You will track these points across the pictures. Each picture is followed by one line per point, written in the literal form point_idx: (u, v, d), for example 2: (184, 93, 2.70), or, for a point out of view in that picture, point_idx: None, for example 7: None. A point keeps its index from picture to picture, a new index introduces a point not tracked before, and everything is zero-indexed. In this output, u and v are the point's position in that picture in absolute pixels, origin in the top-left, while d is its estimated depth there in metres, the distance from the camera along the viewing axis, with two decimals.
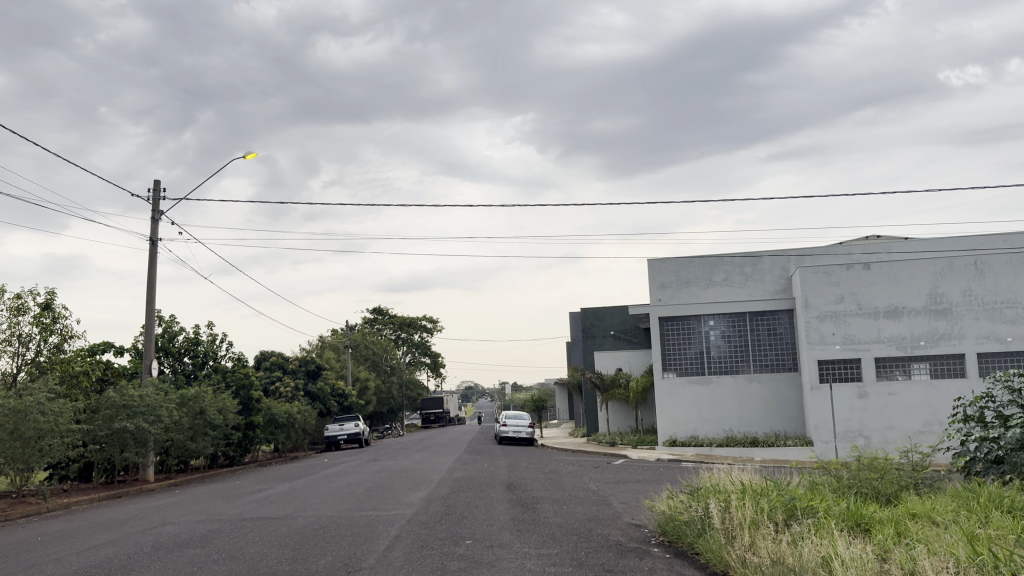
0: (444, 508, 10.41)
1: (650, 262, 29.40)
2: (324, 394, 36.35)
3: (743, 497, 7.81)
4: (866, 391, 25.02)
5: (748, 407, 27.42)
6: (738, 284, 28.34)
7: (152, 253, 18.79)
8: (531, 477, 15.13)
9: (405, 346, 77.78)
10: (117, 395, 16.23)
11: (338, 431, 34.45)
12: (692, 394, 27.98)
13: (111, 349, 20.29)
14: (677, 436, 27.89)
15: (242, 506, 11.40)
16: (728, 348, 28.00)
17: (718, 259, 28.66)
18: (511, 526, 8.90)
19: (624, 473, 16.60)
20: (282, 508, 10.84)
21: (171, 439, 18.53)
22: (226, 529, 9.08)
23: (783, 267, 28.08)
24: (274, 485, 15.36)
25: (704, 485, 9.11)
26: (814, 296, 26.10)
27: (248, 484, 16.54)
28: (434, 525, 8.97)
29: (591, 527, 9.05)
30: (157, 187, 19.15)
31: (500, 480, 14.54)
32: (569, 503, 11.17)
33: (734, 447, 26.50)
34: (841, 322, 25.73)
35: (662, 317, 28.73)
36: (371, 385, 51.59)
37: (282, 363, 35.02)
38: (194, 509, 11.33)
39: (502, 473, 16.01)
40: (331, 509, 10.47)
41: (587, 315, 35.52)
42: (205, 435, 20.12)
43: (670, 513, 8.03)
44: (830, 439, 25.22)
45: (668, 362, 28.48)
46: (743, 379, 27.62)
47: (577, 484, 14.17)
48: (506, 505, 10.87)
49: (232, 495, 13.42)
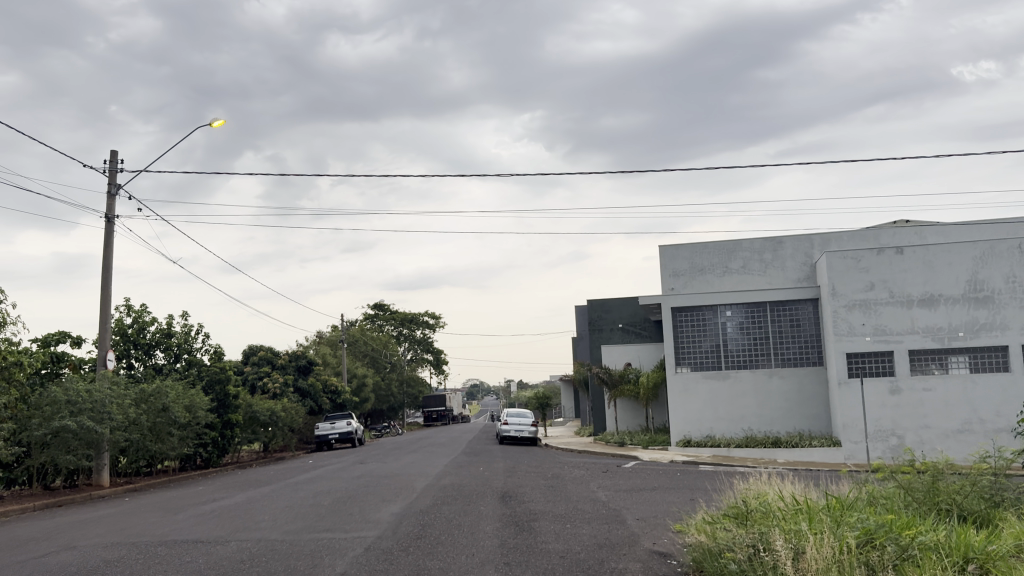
0: (419, 528, 8.38)
1: (661, 247, 27.42)
2: (315, 391, 34.36)
3: (815, 526, 5.78)
4: (898, 388, 22.87)
5: (770, 405, 25.32)
6: (757, 272, 26.35)
7: (109, 231, 16.79)
8: (532, 485, 13.03)
9: (407, 342, 75.73)
10: (58, 391, 14.32)
11: (329, 430, 32.42)
12: (707, 390, 25.85)
13: (66, 340, 18.29)
14: (691, 436, 25.83)
15: (178, 522, 9.38)
16: (746, 341, 25.86)
17: (735, 245, 26.74)
18: (498, 559, 6.84)
19: (638, 479, 14.56)
20: (222, 526, 8.79)
21: (129, 440, 16.59)
22: (133, 561, 7.04)
23: (806, 253, 26.03)
24: (237, 492, 13.36)
25: (753, 508, 6.97)
26: (842, 284, 23.93)
27: (212, 490, 14.49)
28: (398, 557, 6.89)
29: (602, 559, 6.95)
30: (115, 157, 17.12)
31: (496, 488, 12.44)
32: (572, 521, 9.13)
33: (755, 448, 24.39)
34: (872, 312, 23.54)
35: (674, 308, 26.49)
36: (368, 382, 49.58)
37: (270, 358, 33.22)
38: (117, 527, 9.21)
39: (496, 480, 13.95)
40: (278, 529, 8.45)
41: (594, 307, 33.50)
42: (171, 435, 18.16)
43: (717, 549, 5.95)
44: (861, 440, 23.09)
45: (682, 356, 26.29)
46: (763, 373, 25.50)
47: (584, 494, 12.06)
48: (496, 524, 8.80)
49: (182, 506, 11.43)
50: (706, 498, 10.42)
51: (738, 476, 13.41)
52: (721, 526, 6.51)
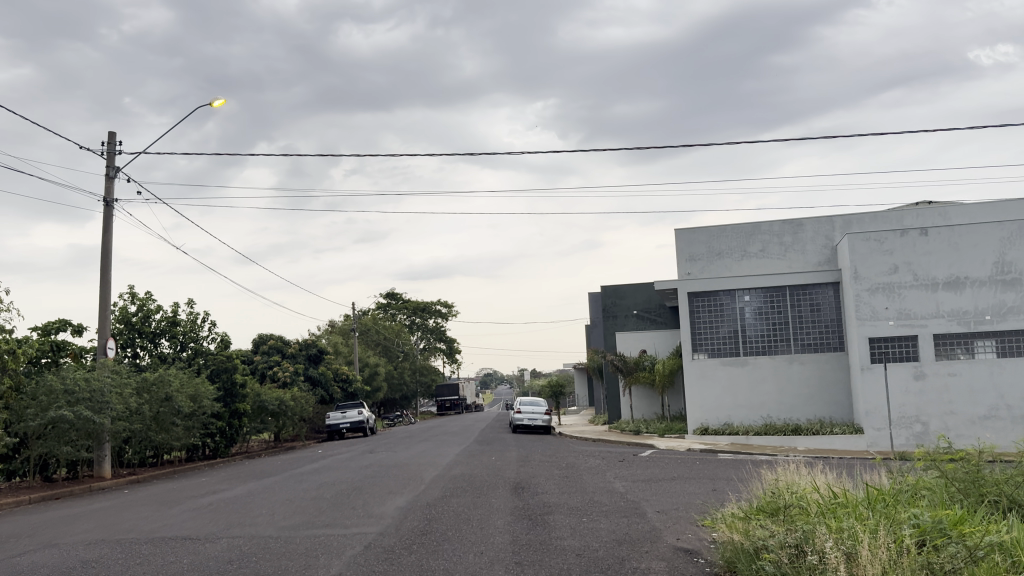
0: (425, 523, 7.81)
1: (677, 231, 26.71)
2: (326, 380, 33.92)
3: (861, 524, 5.17)
4: (923, 373, 22.11)
5: (789, 392, 24.65)
6: (777, 256, 25.66)
7: (108, 216, 16.33)
8: (545, 476, 12.44)
9: (419, 331, 75.33)
10: (54, 380, 13.88)
11: (340, 420, 32.00)
12: (724, 377, 25.17)
13: (68, 328, 17.89)
14: (708, 424, 25.22)
15: (171, 516, 8.90)
16: (764, 326, 25.15)
17: (754, 227, 26.02)
18: (507, 558, 6.25)
19: (656, 469, 13.95)
20: (215, 521, 8.27)
21: (131, 430, 16.17)
22: (114, 560, 6.51)
23: (827, 235, 25.26)
24: (240, 484, 12.88)
25: (788, 504, 6.34)
26: (864, 267, 23.14)
27: (215, 482, 14.00)
28: (398, 557, 6.31)
29: (622, 558, 6.35)
30: (112, 140, 16.65)
31: (509, 479, 11.87)
32: (587, 514, 8.56)
33: (774, 436, 23.74)
34: (895, 296, 22.75)
35: (690, 293, 25.80)
36: (380, 371, 49.16)
37: (280, 347, 32.81)
38: (106, 522, 8.71)
39: (508, 470, 13.38)
40: (274, 525, 7.91)
41: (608, 293, 32.87)
42: (175, 425, 17.72)
43: (753, 550, 5.33)
44: (884, 427, 22.36)
45: (698, 343, 25.60)
46: (782, 360, 24.80)
47: (599, 485, 11.49)
48: (506, 519, 8.23)
49: (181, 498, 10.98)
50: (730, 490, 9.82)
51: (763, 466, 12.80)
52: (754, 524, 5.89)
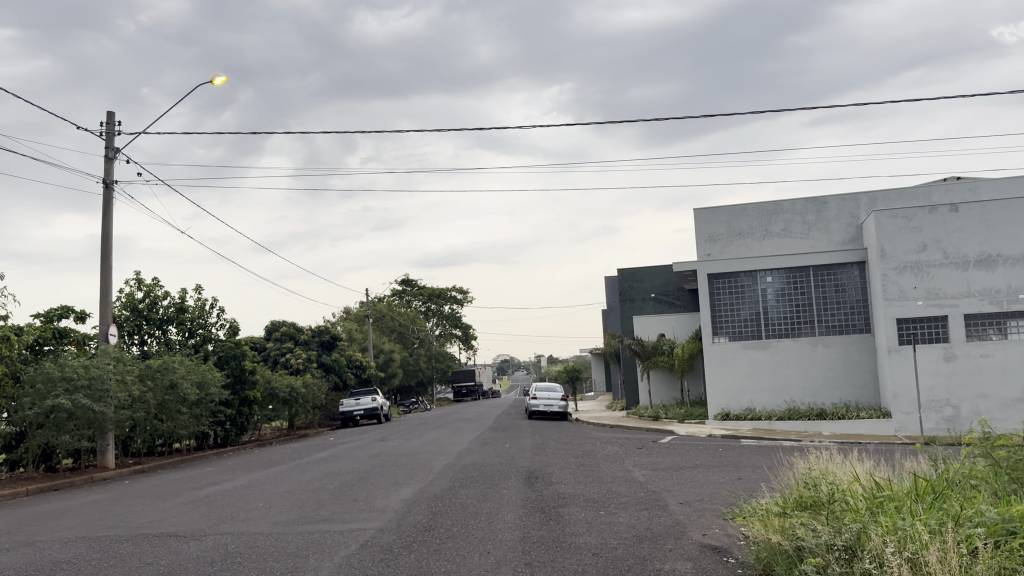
0: (430, 518, 7.22)
1: (696, 211, 25.89)
2: (339, 367, 33.50)
3: (919, 522, 4.52)
4: (953, 354, 21.28)
5: (813, 375, 23.90)
6: (800, 235, 24.84)
7: (107, 198, 15.86)
8: (560, 465, 11.85)
9: (435, 318, 74.92)
10: (52, 367, 13.45)
11: (354, 407, 31.54)
12: (746, 361, 24.44)
13: (70, 315, 17.49)
14: (729, 409, 24.54)
15: (162, 511, 8.38)
16: (787, 308, 24.38)
17: (776, 206, 25.21)
18: (516, 558, 5.65)
19: (677, 457, 13.32)
20: (207, 515, 7.72)
21: (135, 418, 15.76)
22: (88, 559, 5.95)
23: (851, 213, 24.43)
24: (243, 475, 12.38)
25: (828, 500, 5.70)
26: (892, 245, 22.23)
27: (218, 472, 13.53)
28: (396, 558, 5.68)
29: (644, 556, 5.73)
30: (111, 120, 16.14)
31: (522, 469, 11.28)
32: (604, 507, 7.95)
33: (798, 421, 23.00)
34: (924, 275, 21.86)
35: (710, 275, 25.07)
36: (395, 357, 48.75)
37: (293, 334, 32.38)
38: (93, 517, 8.20)
39: (522, 458, 12.81)
40: (267, 519, 7.35)
41: (625, 277, 32.17)
42: (181, 413, 17.32)
43: (798, 552, 4.67)
44: (912, 410, 21.56)
45: (719, 326, 24.86)
46: (806, 342, 24.03)
47: (617, 474, 10.88)
48: (518, 512, 7.63)
49: (179, 490, 10.51)
50: (757, 480, 9.18)
51: (790, 454, 12.17)
52: (795, 521, 5.23)
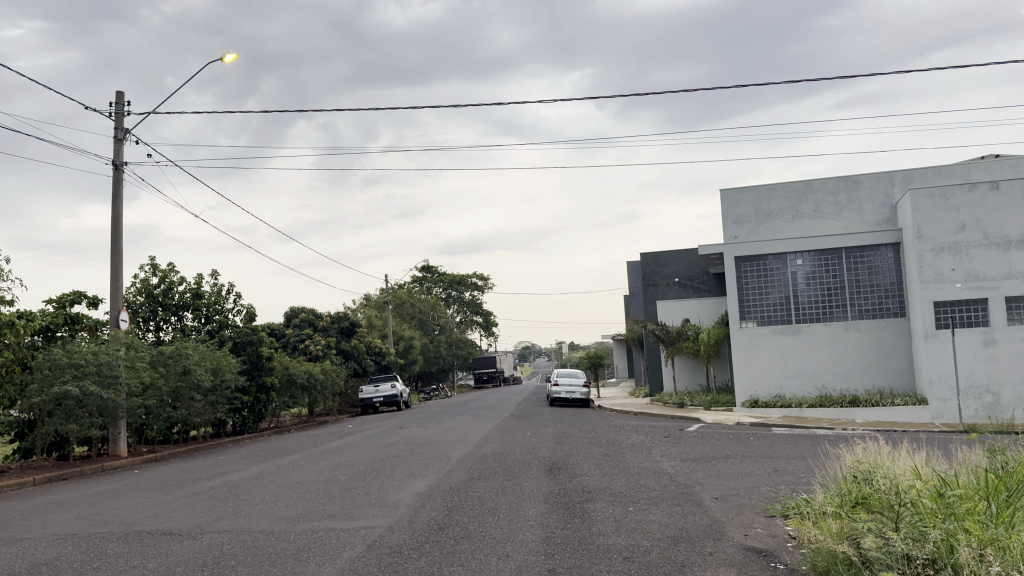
0: (445, 514, 6.66)
1: (723, 192, 25.08)
2: (359, 353, 33.10)
3: (1010, 533, 3.89)
4: (993, 339, 20.39)
5: (845, 361, 23.10)
6: (832, 216, 23.98)
7: (116, 180, 15.44)
8: (584, 455, 11.27)
9: (456, 305, 74.49)
10: (59, 352, 13.08)
11: (374, 394, 31.08)
12: (775, 346, 23.67)
13: (82, 301, 17.14)
14: (758, 396, 23.81)
15: (161, 505, 7.89)
16: (818, 292, 23.55)
17: (806, 186, 24.34)
18: (536, 563, 5.06)
19: (706, 446, 12.70)
20: (208, 512, 7.21)
21: (147, 406, 15.41)
22: (71, 560, 5.45)
23: (885, 192, 23.49)
24: (254, 464, 11.92)
25: (888, 504, 5.07)
26: (929, 226, 21.31)
27: (230, 461, 13.09)
28: (405, 562, 5.11)
29: (681, 561, 5.12)
30: (120, 99, 15.70)
31: (544, 459, 10.72)
32: (632, 503, 7.36)
33: (830, 408, 22.23)
34: (963, 256, 20.94)
35: (737, 257, 24.24)
36: (415, 344, 48.34)
37: (312, 320, 32.00)
38: (89, 511, 7.74)
39: (544, 447, 12.25)
40: (272, 516, 6.84)
41: (648, 261, 31.42)
42: (195, 401, 16.96)
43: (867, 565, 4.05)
44: (950, 397, 20.71)
45: (747, 310, 24.09)
46: (838, 327, 23.20)
47: (644, 465, 10.27)
48: (540, 508, 7.05)
49: (185, 482, 10.05)
50: (797, 474, 8.53)
51: (829, 444, 11.50)
52: (858, 530, 4.61)
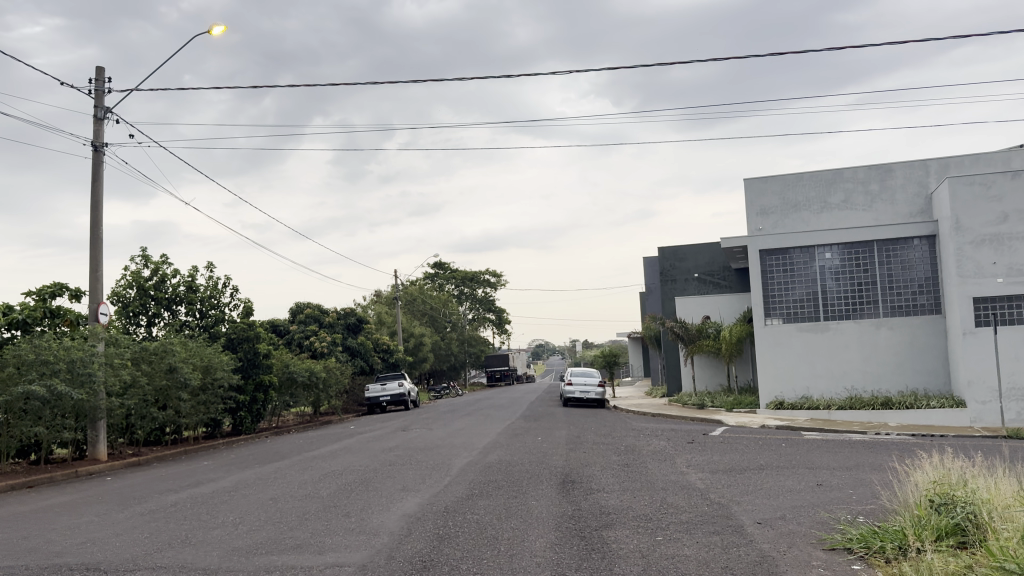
0: (433, 546, 5.45)
1: (746, 181, 23.77)
2: (366, 350, 32.00)
3: None
4: None
5: (876, 360, 21.74)
6: (862, 207, 22.62)
7: (95, 162, 14.42)
8: (600, 465, 10.06)
9: (468, 302, 73.41)
10: (25, 348, 12.08)
11: (380, 392, 29.90)
12: (802, 344, 22.33)
13: (64, 293, 16.13)
14: (783, 397, 22.52)
15: (107, 528, 6.75)
16: (847, 287, 22.19)
17: (835, 174, 22.98)
18: None
19: (736, 455, 11.44)
20: (154, 540, 6.06)
21: (127, 405, 14.40)
22: None
23: (920, 181, 22.10)
24: (235, 472, 10.77)
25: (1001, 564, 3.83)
26: (968, 216, 19.88)
27: (210, 467, 11.98)
28: None
29: None
30: (101, 75, 14.67)
31: (555, 470, 9.49)
32: (660, 530, 6.14)
33: (860, 410, 20.87)
34: (1005, 249, 19.53)
35: (762, 251, 22.91)
36: (426, 341, 47.18)
37: (317, 316, 30.94)
38: (20, 534, 6.60)
39: (555, 455, 11.03)
40: (225, 545, 5.67)
41: (666, 255, 30.13)
42: (181, 400, 15.88)
43: None
44: (991, 399, 19.29)
45: (771, 306, 22.76)
46: (868, 324, 21.84)
47: (669, 478, 9.03)
48: (549, 536, 5.84)
49: (149, 495, 8.91)
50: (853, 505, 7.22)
51: (876, 459, 10.23)
52: None
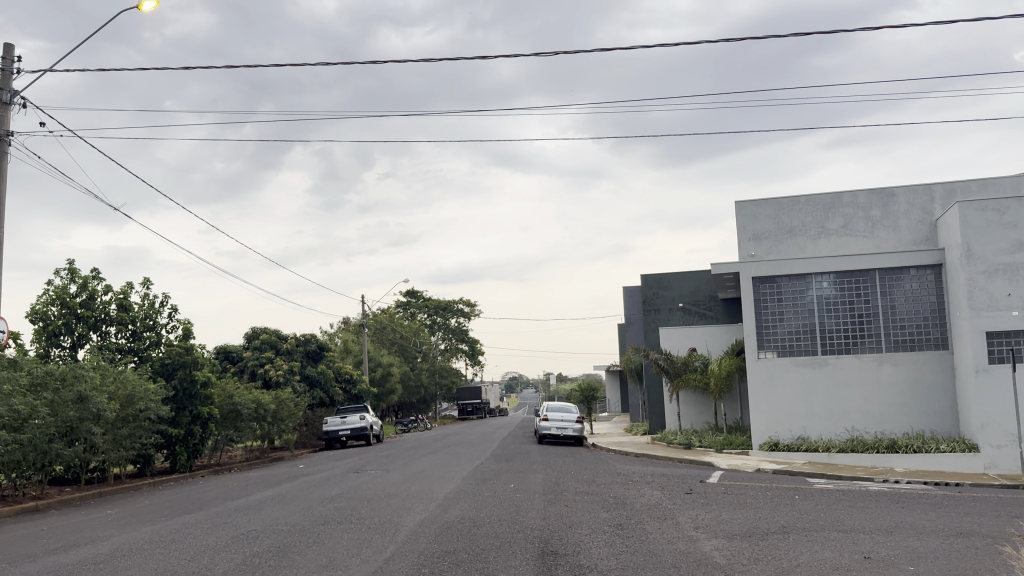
0: None
1: (737, 204, 22.13)
2: (326, 380, 29.64)
3: None
4: None
5: (877, 399, 19.97)
6: (862, 234, 21.06)
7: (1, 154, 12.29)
8: (588, 526, 8.01)
9: (440, 331, 71.02)
10: None
11: (339, 426, 27.53)
12: (798, 380, 20.53)
13: None
14: (778, 437, 20.64)
15: None
16: (846, 319, 20.47)
17: (834, 199, 21.43)
18: None
19: (750, 513, 9.43)
20: None
21: (23, 442, 12.13)
22: None
23: (924, 208, 20.61)
24: (130, 530, 8.55)
25: None
26: (979, 243, 18.30)
27: (108, 521, 9.75)
28: None
29: None
30: (10, 54, 12.60)
31: (533, 534, 7.46)
32: None
33: (864, 454, 19.02)
34: (1020, 279, 17.93)
35: (754, 278, 21.15)
36: (394, 371, 44.75)
37: (275, 342, 28.66)
38: None
39: (532, 510, 8.97)
40: None
41: (649, 284, 28.39)
42: (92, 435, 13.58)
43: None
44: (1006, 444, 17.58)
45: (765, 339, 20.97)
46: (870, 360, 20.09)
47: (678, 549, 7.02)
48: None
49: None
50: None
51: (925, 531, 8.23)
52: None
